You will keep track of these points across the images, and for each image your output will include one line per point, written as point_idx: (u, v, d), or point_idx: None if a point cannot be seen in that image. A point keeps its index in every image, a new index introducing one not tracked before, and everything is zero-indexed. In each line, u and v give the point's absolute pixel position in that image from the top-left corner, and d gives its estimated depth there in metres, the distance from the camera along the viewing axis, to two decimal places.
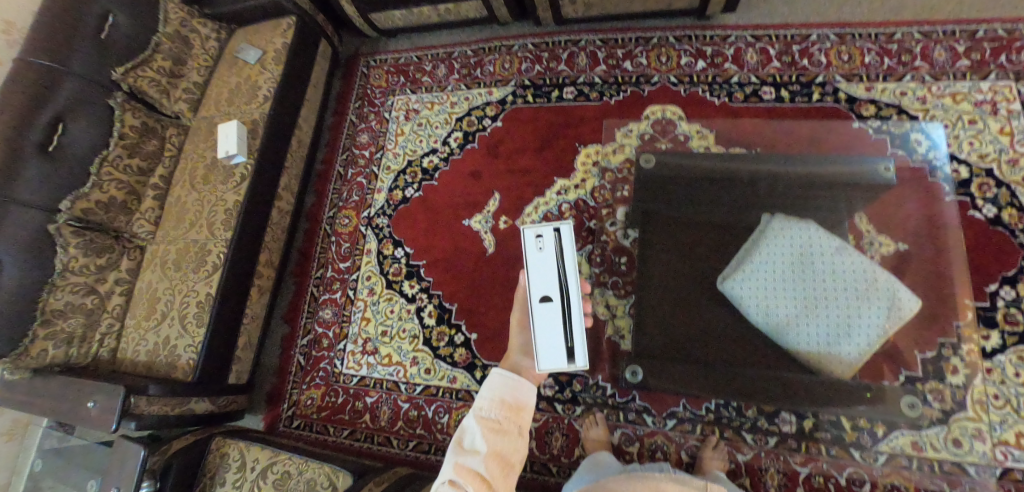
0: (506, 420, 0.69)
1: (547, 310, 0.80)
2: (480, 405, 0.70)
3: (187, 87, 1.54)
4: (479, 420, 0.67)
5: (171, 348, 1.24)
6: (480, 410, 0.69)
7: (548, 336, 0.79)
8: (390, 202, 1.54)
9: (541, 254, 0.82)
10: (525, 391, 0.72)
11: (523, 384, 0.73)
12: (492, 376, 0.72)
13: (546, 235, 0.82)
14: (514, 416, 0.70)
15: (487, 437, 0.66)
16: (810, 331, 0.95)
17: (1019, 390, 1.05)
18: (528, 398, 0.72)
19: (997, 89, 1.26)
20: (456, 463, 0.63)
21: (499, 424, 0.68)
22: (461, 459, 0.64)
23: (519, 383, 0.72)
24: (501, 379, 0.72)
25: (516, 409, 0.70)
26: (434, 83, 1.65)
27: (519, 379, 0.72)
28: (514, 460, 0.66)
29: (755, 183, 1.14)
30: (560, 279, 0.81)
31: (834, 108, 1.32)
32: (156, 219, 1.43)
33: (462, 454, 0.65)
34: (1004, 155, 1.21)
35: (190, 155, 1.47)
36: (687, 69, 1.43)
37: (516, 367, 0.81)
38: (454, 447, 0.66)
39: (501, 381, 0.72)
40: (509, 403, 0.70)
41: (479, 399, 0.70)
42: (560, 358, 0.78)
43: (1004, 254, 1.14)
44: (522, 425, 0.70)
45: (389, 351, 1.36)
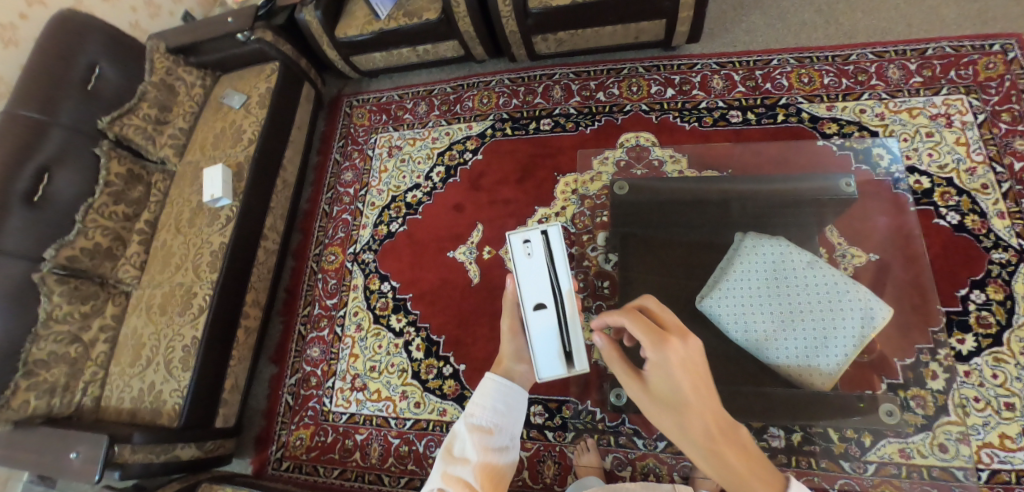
0: (497, 427, 0.70)
1: (540, 317, 0.79)
2: (471, 411, 0.71)
3: (173, 133, 1.57)
4: (470, 427, 0.68)
5: (156, 393, 1.22)
6: (472, 418, 0.70)
7: (543, 343, 0.79)
8: (375, 237, 1.56)
9: (531, 260, 0.80)
10: (517, 399, 0.75)
11: (515, 390, 0.75)
12: (483, 384, 0.74)
13: (534, 240, 0.80)
14: (505, 422, 0.72)
15: (477, 444, 0.66)
16: (790, 344, 0.97)
17: (999, 392, 1.07)
18: (517, 406, 0.74)
19: (950, 102, 1.33)
20: (445, 471, 0.64)
21: (489, 432, 0.69)
22: (449, 468, 0.64)
23: (513, 390, 0.75)
24: (492, 388, 0.74)
25: (507, 417, 0.72)
26: (415, 120, 1.70)
27: (512, 385, 0.75)
28: (501, 468, 0.68)
29: (727, 204, 1.17)
30: (552, 284, 0.80)
31: (799, 128, 1.38)
32: (142, 264, 1.42)
33: (451, 462, 0.65)
34: (962, 164, 1.26)
35: (175, 200, 1.49)
36: (658, 97, 1.50)
37: (508, 373, 0.79)
38: (443, 455, 0.66)
39: (495, 389, 0.74)
40: (501, 410, 0.72)
41: (470, 407, 0.71)
42: (556, 365, 0.79)
43: (971, 259, 1.18)
44: (513, 433, 0.72)
45: (378, 386, 1.35)
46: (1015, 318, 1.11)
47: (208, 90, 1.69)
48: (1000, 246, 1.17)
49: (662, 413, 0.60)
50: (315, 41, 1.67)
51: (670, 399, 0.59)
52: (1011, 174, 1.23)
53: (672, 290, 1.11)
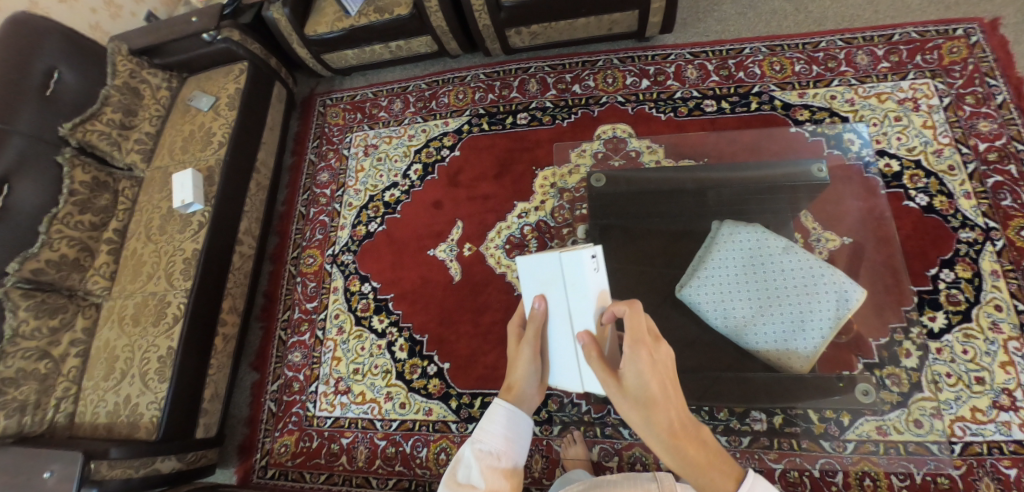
0: (503, 455, 0.69)
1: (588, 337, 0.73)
2: (478, 437, 0.70)
3: (139, 138, 1.52)
4: (476, 453, 0.67)
5: (132, 406, 1.19)
6: (477, 444, 0.69)
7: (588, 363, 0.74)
8: (354, 238, 1.54)
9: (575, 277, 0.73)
10: (523, 426, 0.74)
11: (522, 417, 0.75)
12: (491, 408, 0.73)
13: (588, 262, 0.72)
14: (511, 450, 0.70)
15: (483, 470, 0.65)
16: (769, 330, 0.99)
17: (969, 367, 1.10)
18: (523, 435, 0.73)
19: (917, 87, 1.35)
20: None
21: (497, 460, 0.68)
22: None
23: (519, 416, 0.74)
24: (501, 412, 0.73)
25: (513, 445, 0.71)
26: (391, 118, 1.67)
27: (518, 411, 0.74)
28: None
29: (703, 193, 1.17)
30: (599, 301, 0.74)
31: (772, 115, 1.39)
32: (112, 274, 1.38)
33: (457, 487, 0.63)
34: (929, 147, 1.29)
35: (145, 207, 1.45)
36: (633, 88, 1.50)
37: (520, 397, 0.76)
38: (448, 480, 0.64)
39: (502, 415, 0.73)
40: (508, 437, 0.71)
41: (477, 432, 0.70)
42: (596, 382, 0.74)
43: (939, 238, 1.21)
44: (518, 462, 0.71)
45: (362, 388, 1.34)
46: (982, 294, 1.15)
47: (174, 93, 1.64)
48: (967, 225, 1.20)
49: (631, 408, 0.60)
50: (284, 40, 1.63)
51: (642, 397, 0.59)
52: (976, 154, 1.26)
53: (651, 279, 1.12)
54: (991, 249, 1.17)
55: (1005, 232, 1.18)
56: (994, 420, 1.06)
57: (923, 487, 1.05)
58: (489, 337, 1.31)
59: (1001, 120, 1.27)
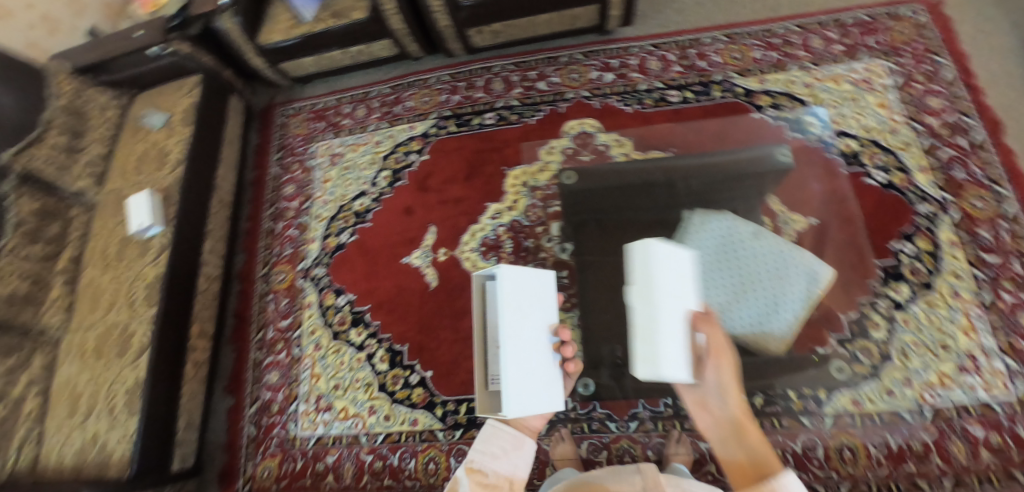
0: (497, 474, 0.69)
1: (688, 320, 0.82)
2: (473, 457, 0.72)
3: (89, 161, 1.45)
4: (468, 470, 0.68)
5: (101, 443, 1.12)
6: (471, 463, 0.70)
7: (539, 380, 0.81)
8: (326, 250, 1.50)
9: (536, 296, 0.87)
10: (521, 449, 0.73)
11: (519, 440, 0.74)
12: (487, 428, 0.76)
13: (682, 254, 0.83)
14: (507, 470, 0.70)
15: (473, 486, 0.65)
16: (741, 313, 1.01)
17: (935, 335, 1.13)
18: (523, 460, 0.72)
19: (870, 67, 1.40)
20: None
21: (490, 480, 0.68)
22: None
23: (516, 439, 0.74)
24: (496, 432, 0.75)
25: (509, 466, 0.71)
26: (355, 125, 1.63)
27: (515, 434, 0.74)
28: None
29: (672, 184, 1.17)
30: (550, 325, 0.88)
31: (734, 102, 1.41)
32: (70, 306, 1.31)
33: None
34: (885, 125, 1.34)
35: (100, 233, 1.38)
36: (598, 82, 1.50)
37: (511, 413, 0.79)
38: None
39: (497, 434, 0.74)
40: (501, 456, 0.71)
41: (471, 453, 0.71)
42: (537, 397, 0.79)
43: (899, 213, 1.25)
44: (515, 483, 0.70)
45: (344, 404, 1.31)
46: (943, 264, 1.19)
47: (124, 110, 1.58)
48: (923, 199, 1.25)
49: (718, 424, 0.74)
50: (237, 49, 1.57)
51: (710, 403, 0.77)
52: (929, 130, 1.31)
53: None
54: (948, 220, 1.22)
55: (960, 203, 1.23)
56: (960, 384, 1.10)
57: (901, 455, 1.07)
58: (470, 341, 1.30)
59: (949, 97, 1.33)
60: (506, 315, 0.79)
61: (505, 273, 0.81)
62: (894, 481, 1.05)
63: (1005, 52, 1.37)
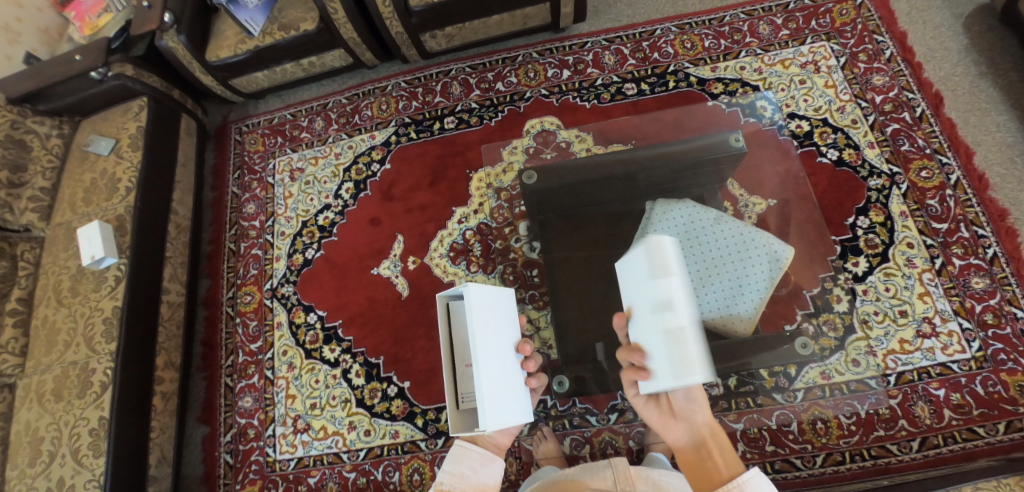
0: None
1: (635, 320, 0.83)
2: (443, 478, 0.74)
3: (33, 195, 1.38)
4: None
5: (67, 489, 1.08)
6: (441, 484, 0.73)
7: (510, 395, 0.81)
8: (292, 267, 1.47)
9: (500, 313, 0.87)
10: (493, 466, 0.77)
11: (492, 459, 0.78)
12: (455, 449, 0.78)
13: None
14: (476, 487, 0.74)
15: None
16: (708, 297, 1.03)
17: (891, 303, 1.19)
18: (493, 474, 0.76)
19: (815, 50, 1.44)
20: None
21: None
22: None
23: (488, 457, 0.77)
24: (464, 451, 0.77)
25: (480, 483, 0.74)
26: (314, 138, 1.60)
27: (487, 453, 0.77)
28: None
29: (633, 176, 1.17)
30: (514, 342, 0.90)
31: (689, 91, 1.43)
32: (24, 349, 1.25)
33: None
34: (833, 105, 1.38)
35: (50, 269, 1.32)
36: (555, 80, 1.51)
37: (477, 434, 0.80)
38: None
39: (465, 453, 0.77)
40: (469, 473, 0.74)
41: (440, 474, 0.74)
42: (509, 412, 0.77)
43: (852, 189, 1.30)
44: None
45: (323, 422, 1.29)
46: (896, 235, 1.24)
47: (68, 140, 1.50)
48: (874, 174, 1.30)
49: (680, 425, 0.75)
50: (184, 68, 1.52)
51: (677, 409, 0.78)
52: (874, 107, 1.36)
53: (598, 262, 1.12)
54: (898, 192, 1.27)
55: (907, 175, 1.28)
56: (919, 349, 1.15)
57: (869, 422, 1.11)
58: None
59: (891, 74, 1.38)
60: (476, 331, 0.76)
61: (473, 289, 0.78)
62: (865, 447, 1.10)
63: (938, 27, 1.43)
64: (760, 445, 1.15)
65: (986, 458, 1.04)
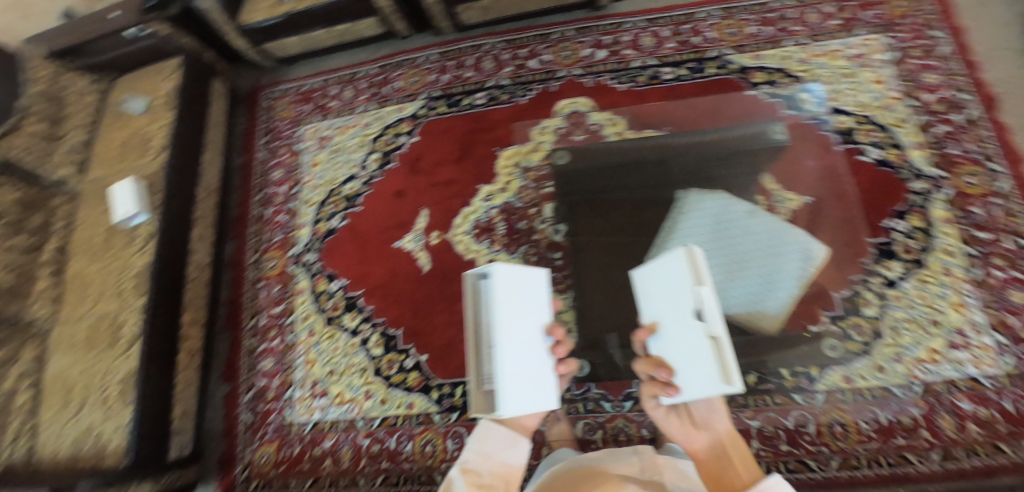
0: (493, 473, 0.65)
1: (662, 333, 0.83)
2: (467, 457, 0.67)
3: (69, 149, 1.41)
4: (461, 470, 0.64)
5: (96, 434, 1.12)
6: (466, 463, 0.66)
7: (537, 380, 0.79)
8: (316, 235, 1.48)
9: (530, 297, 0.85)
10: (520, 450, 0.68)
11: (519, 442, 0.69)
12: (481, 428, 0.71)
13: None
14: (504, 469, 0.66)
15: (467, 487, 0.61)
16: (735, 291, 1.01)
17: (925, 311, 1.15)
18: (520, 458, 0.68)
19: (866, 43, 1.37)
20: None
21: (484, 480, 0.63)
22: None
23: (516, 439, 0.69)
24: (490, 431, 0.70)
25: (507, 467, 0.66)
26: (343, 107, 1.60)
27: (515, 434, 0.70)
28: None
29: (665, 163, 1.15)
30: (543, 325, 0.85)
31: (729, 79, 1.39)
32: (57, 298, 1.29)
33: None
34: (880, 102, 1.32)
35: (84, 223, 1.35)
36: (590, 60, 1.47)
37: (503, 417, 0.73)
38: None
39: (492, 433, 0.70)
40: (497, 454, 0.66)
41: (464, 452, 0.67)
42: (536, 396, 0.76)
43: (891, 190, 1.25)
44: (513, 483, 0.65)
45: (340, 389, 1.31)
46: (935, 241, 1.19)
47: (103, 97, 1.52)
48: (917, 176, 1.24)
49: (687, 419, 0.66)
50: (218, 29, 1.52)
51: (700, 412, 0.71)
52: (924, 106, 1.29)
53: (622, 249, 1.10)
54: (941, 197, 1.22)
55: (953, 180, 1.23)
56: (949, 360, 1.11)
57: (890, 429, 1.09)
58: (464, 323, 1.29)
59: (945, 72, 1.31)
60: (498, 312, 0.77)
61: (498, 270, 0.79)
62: (883, 455, 1.08)
63: (1001, 24, 1.35)
64: (774, 443, 1.12)
65: (1010, 475, 1.01)
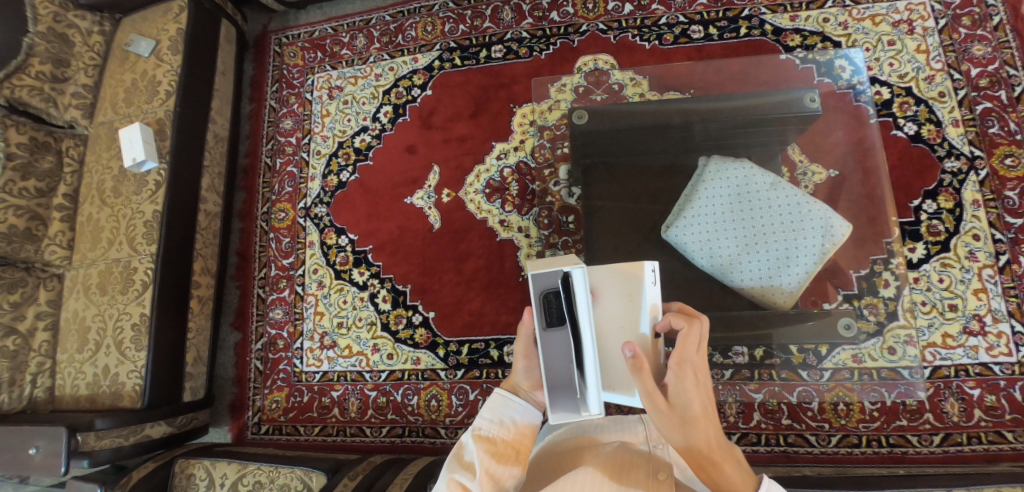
0: (506, 441, 0.65)
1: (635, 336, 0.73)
2: (479, 424, 0.66)
3: (75, 91, 1.37)
4: (474, 437, 0.64)
5: (113, 376, 1.15)
6: (479, 429, 0.66)
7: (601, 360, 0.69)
8: (326, 189, 1.47)
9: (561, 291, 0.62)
10: (533, 422, 0.67)
11: (531, 413, 0.68)
12: (494, 395, 0.68)
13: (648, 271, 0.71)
14: (516, 437, 0.66)
15: (480, 454, 0.62)
16: (749, 266, 0.98)
17: (943, 295, 1.13)
18: (533, 427, 0.67)
19: (912, 8, 1.28)
20: (450, 478, 0.62)
21: (497, 446, 0.64)
22: (455, 475, 0.62)
23: (528, 411, 0.67)
24: (505, 400, 0.68)
25: (519, 437, 0.66)
26: (354, 56, 1.54)
27: (528, 407, 0.67)
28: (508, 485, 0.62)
29: (690, 128, 1.10)
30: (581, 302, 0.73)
31: (761, 41, 1.31)
32: (70, 243, 1.30)
33: (457, 469, 0.63)
34: (921, 73, 1.24)
35: (94, 169, 1.34)
36: (615, 14, 1.39)
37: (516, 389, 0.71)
38: (451, 462, 0.64)
39: (506, 404, 0.67)
40: (509, 424, 0.66)
41: (477, 419, 0.66)
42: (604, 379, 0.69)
43: (924, 168, 1.19)
44: (523, 451, 0.66)
45: (348, 342, 1.33)
46: (962, 225, 1.15)
47: (108, 38, 1.46)
48: (952, 155, 1.19)
49: (671, 426, 0.57)
50: None
51: (681, 409, 0.56)
52: (967, 80, 1.22)
53: (637, 218, 1.08)
54: (974, 179, 1.17)
55: (989, 160, 1.17)
56: (962, 345, 1.10)
57: (892, 409, 1.09)
58: (474, 283, 1.29)
59: (995, 44, 1.22)
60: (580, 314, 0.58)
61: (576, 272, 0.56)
62: (883, 434, 1.09)
63: None
64: (776, 417, 1.14)
65: (1008, 462, 1.02)
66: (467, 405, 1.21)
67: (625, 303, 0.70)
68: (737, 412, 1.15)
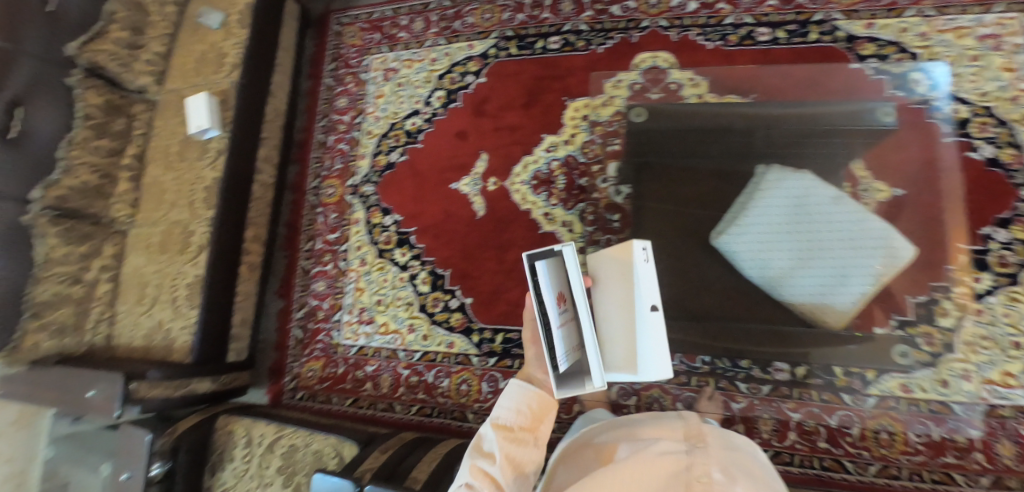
0: (524, 428, 0.67)
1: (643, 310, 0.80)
2: (497, 413, 0.69)
3: (149, 58, 1.44)
4: (494, 426, 0.67)
5: (167, 330, 1.22)
6: (498, 418, 0.69)
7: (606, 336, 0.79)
8: (374, 168, 1.50)
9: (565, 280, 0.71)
10: (549, 410, 0.70)
11: (546, 402, 0.70)
12: (510, 386, 0.72)
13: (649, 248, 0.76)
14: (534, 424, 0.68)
15: (500, 442, 0.65)
16: (799, 281, 0.95)
17: (1008, 331, 1.06)
18: (550, 415, 0.70)
19: (1003, 21, 1.18)
20: (473, 465, 0.64)
21: (516, 433, 0.67)
22: (475, 461, 0.65)
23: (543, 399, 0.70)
24: (521, 390, 0.71)
25: (536, 423, 0.69)
26: (411, 39, 1.56)
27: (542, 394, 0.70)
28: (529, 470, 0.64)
29: (751, 133, 1.06)
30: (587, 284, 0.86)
31: (831, 48, 1.26)
32: (135, 202, 1.37)
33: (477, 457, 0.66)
34: (1006, 92, 1.16)
35: (161, 134, 1.41)
36: (679, 11, 1.35)
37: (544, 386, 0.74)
38: (472, 451, 0.67)
39: (522, 393, 0.70)
40: (526, 410, 0.68)
41: (496, 409, 0.69)
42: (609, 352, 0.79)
43: (1000, 194, 1.12)
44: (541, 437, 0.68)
45: (386, 319, 1.36)
46: None
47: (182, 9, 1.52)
48: None
49: None
50: None
51: None
52: None
53: (685, 222, 1.04)
54: None
55: None
56: None
57: (940, 444, 1.04)
58: (513, 273, 1.29)
59: None
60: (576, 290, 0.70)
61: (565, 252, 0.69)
62: (928, 469, 1.03)
63: None
64: (813, 439, 1.10)
65: None
66: (497, 393, 1.22)
67: (623, 281, 0.78)
68: (772, 429, 1.12)
